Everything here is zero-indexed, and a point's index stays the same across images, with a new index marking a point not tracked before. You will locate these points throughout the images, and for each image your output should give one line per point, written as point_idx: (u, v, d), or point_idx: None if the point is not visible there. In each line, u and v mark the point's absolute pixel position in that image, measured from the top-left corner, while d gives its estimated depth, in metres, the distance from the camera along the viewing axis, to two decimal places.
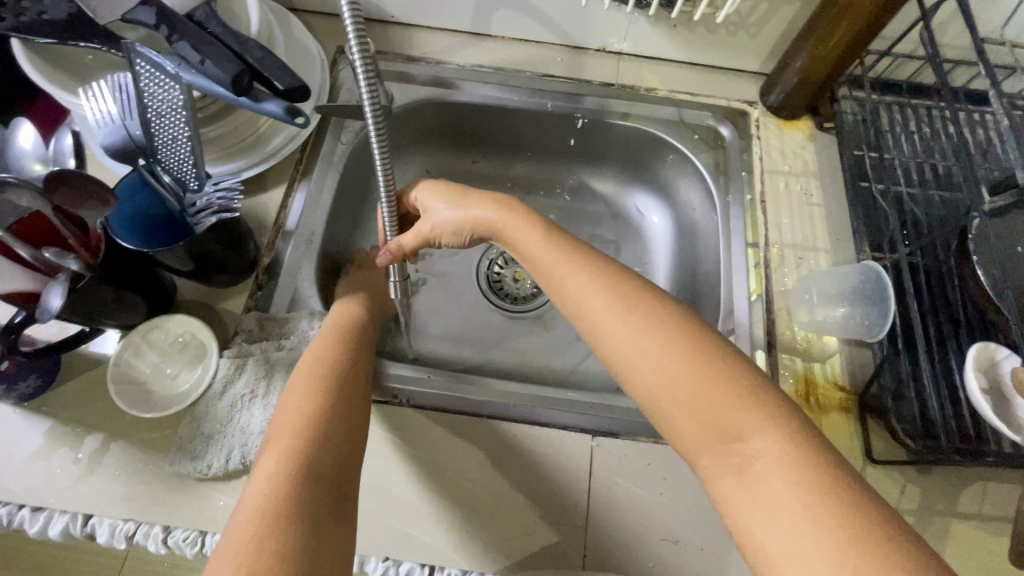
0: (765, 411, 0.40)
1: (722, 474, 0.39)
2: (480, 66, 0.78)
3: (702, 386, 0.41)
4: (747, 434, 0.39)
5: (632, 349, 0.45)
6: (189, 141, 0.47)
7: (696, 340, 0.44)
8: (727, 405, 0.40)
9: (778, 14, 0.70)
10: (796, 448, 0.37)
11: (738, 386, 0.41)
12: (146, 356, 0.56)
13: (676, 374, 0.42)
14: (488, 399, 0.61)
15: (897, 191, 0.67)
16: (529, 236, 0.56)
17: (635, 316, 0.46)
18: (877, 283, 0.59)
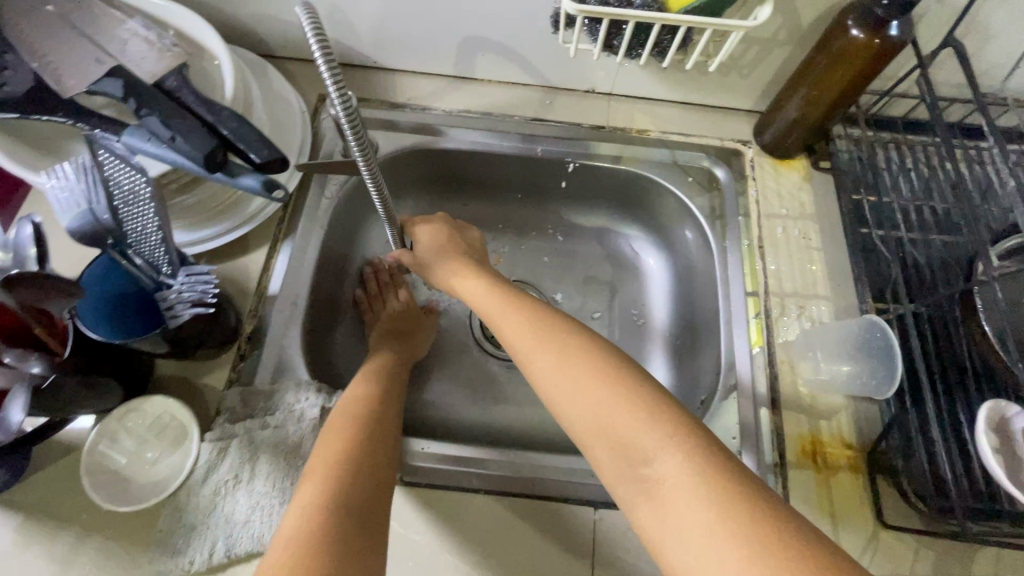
0: (667, 428, 0.39)
1: (635, 498, 0.38)
2: (467, 111, 0.76)
3: (613, 408, 0.42)
4: (654, 454, 0.38)
5: (555, 382, 0.46)
6: (159, 230, 0.46)
7: (605, 366, 0.45)
8: (633, 424, 0.40)
9: (771, 57, 0.68)
10: (700, 464, 0.37)
11: (648, 406, 0.41)
12: (122, 442, 0.53)
13: (587, 402, 0.43)
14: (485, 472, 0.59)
15: (897, 236, 0.66)
16: (476, 286, 0.60)
17: (556, 351, 0.48)
18: (883, 341, 0.57)
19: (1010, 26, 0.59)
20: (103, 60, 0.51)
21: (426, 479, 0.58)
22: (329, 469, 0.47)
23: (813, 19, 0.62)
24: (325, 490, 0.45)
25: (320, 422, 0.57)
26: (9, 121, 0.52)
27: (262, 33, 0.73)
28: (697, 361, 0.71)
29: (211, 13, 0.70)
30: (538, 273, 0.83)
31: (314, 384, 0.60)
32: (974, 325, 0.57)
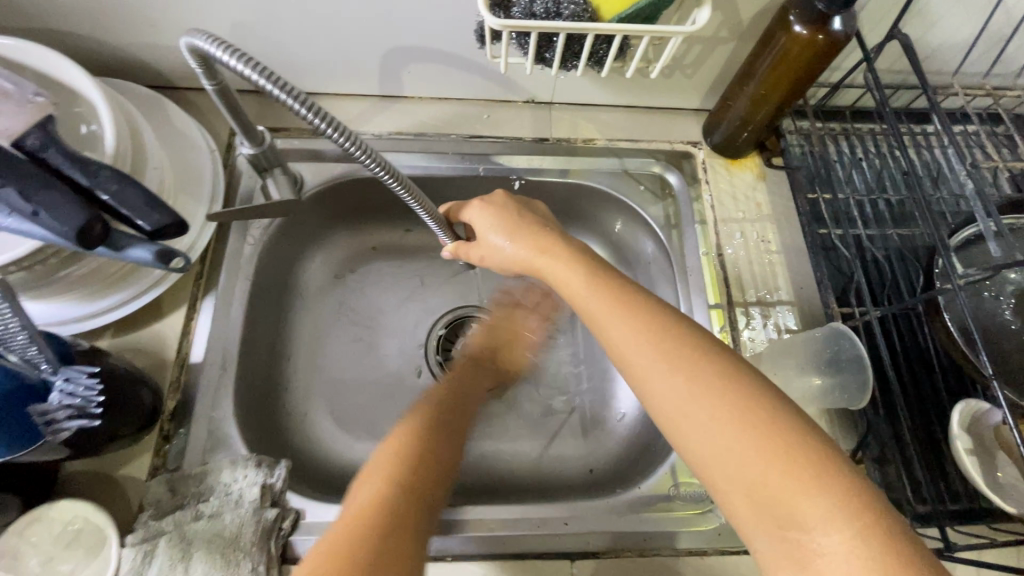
0: (832, 496, 0.34)
1: (778, 564, 0.34)
2: (398, 133, 0.70)
3: (761, 457, 0.36)
4: (813, 522, 0.33)
5: (682, 412, 0.40)
6: (24, 330, 0.39)
7: (754, 404, 0.38)
8: (786, 483, 0.35)
9: (714, 55, 0.64)
10: (874, 547, 0.32)
11: (807, 462, 0.35)
12: (28, 559, 0.46)
13: (734, 449, 0.37)
14: (454, 535, 0.53)
15: (855, 233, 0.64)
16: (569, 276, 0.50)
17: (684, 376, 0.40)
18: (851, 351, 0.54)
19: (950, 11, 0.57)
20: None
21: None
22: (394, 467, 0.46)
23: (753, 14, 0.59)
24: (388, 485, 0.44)
25: (261, 504, 0.51)
26: None
27: (156, 63, 0.65)
28: None
29: (91, 45, 0.62)
30: (495, 296, 0.78)
31: (252, 457, 0.54)
32: (937, 324, 0.55)
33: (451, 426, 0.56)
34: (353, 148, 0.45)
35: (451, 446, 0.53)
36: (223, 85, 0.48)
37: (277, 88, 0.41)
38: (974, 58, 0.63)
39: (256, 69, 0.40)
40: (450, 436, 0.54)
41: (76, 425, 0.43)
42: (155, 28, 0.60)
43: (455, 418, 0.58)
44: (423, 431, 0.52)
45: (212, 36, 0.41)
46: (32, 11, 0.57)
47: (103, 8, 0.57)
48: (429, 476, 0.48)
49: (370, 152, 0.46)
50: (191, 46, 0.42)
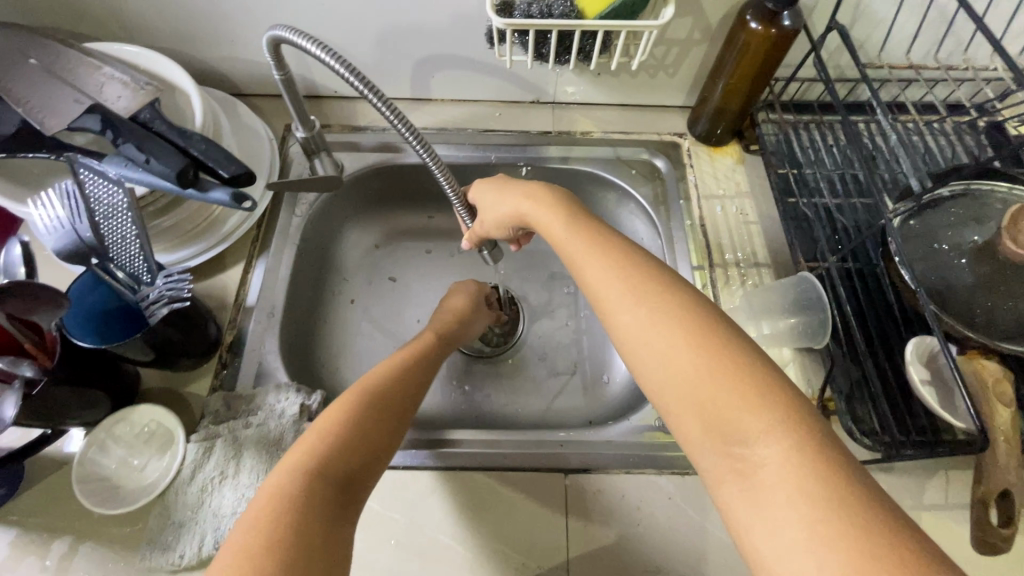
0: (775, 414, 0.36)
1: (723, 478, 0.36)
2: (424, 128, 0.83)
3: (713, 377, 0.39)
4: (755, 437, 0.36)
5: (642, 340, 0.43)
6: (137, 239, 0.51)
7: (714, 337, 0.41)
8: (734, 403, 0.37)
9: (691, 54, 0.75)
10: (810, 460, 0.34)
11: (753, 382, 0.38)
12: (112, 450, 0.56)
13: (692, 374, 0.39)
14: (462, 453, 0.61)
15: (823, 203, 0.72)
16: (552, 224, 0.55)
17: (650, 310, 0.43)
18: (811, 292, 0.62)
19: (890, 10, 0.67)
20: (81, 100, 0.57)
21: (401, 463, 0.60)
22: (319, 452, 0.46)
23: (719, 18, 0.69)
24: (293, 473, 0.44)
25: (299, 419, 0.60)
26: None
27: (230, 73, 0.80)
28: None
29: (180, 58, 0.78)
30: (507, 271, 0.89)
31: (293, 384, 0.63)
32: (893, 272, 0.62)
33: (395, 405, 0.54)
34: (387, 112, 0.56)
35: (382, 428, 0.52)
36: (288, 76, 0.60)
37: (358, 81, 0.53)
38: (922, 52, 0.72)
39: (338, 60, 0.52)
40: (384, 417, 0.52)
41: (164, 309, 0.51)
42: (231, 42, 0.75)
43: (404, 396, 0.56)
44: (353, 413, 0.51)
45: (294, 27, 0.53)
46: (139, 30, 0.73)
47: (192, 26, 0.73)
48: (348, 463, 0.47)
49: (397, 113, 0.56)
50: (270, 37, 0.55)
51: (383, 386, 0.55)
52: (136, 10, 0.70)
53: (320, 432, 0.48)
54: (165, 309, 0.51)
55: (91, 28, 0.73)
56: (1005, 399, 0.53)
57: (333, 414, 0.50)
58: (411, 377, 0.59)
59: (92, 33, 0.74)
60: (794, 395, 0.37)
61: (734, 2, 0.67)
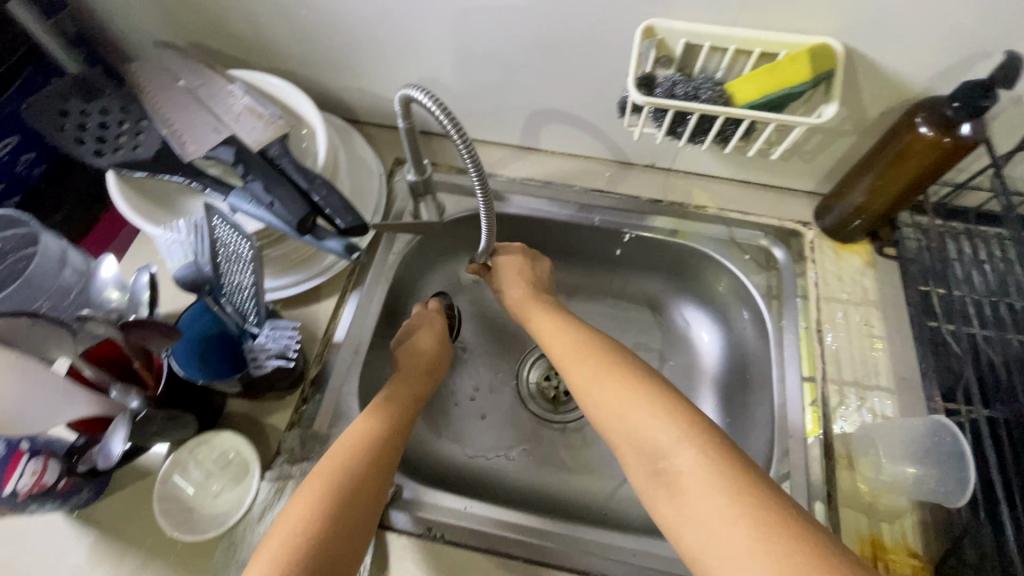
0: (685, 430, 0.45)
1: (661, 497, 0.43)
2: (529, 179, 0.80)
3: (632, 408, 0.48)
4: (675, 449, 0.44)
5: (599, 396, 0.52)
6: (254, 287, 0.53)
7: (635, 379, 0.51)
8: (653, 428, 0.46)
9: (836, 144, 0.68)
10: (712, 457, 0.42)
11: (667, 413, 0.47)
12: (191, 473, 0.57)
13: (619, 405, 0.50)
14: (529, 542, 0.59)
15: (970, 332, 0.63)
16: (533, 308, 0.67)
17: (593, 365, 0.55)
18: (953, 446, 0.54)
19: None
20: (219, 129, 0.59)
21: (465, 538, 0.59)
22: (291, 538, 0.43)
23: (880, 112, 0.62)
24: (305, 519, 0.45)
25: None
26: (138, 179, 0.61)
27: (351, 101, 0.81)
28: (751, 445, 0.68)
29: (307, 83, 0.79)
30: None
31: None
32: None
33: (362, 460, 0.51)
34: (466, 153, 0.52)
35: (353, 491, 0.49)
36: (413, 125, 0.59)
37: (456, 133, 0.51)
38: None
39: (457, 132, 0.51)
40: (357, 477, 0.50)
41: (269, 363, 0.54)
42: (357, 74, 0.76)
43: (377, 455, 0.52)
44: (322, 488, 0.48)
45: (423, 87, 0.53)
46: (275, 54, 0.75)
47: (325, 56, 0.74)
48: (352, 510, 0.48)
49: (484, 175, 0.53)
50: (401, 95, 0.55)
51: (348, 449, 0.52)
52: (279, 37, 0.72)
53: (313, 493, 0.47)
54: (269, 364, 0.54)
55: (233, 49, 0.76)
56: None
57: (303, 495, 0.47)
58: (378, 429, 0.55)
59: (232, 52, 0.77)
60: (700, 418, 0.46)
61: (902, 99, 0.60)
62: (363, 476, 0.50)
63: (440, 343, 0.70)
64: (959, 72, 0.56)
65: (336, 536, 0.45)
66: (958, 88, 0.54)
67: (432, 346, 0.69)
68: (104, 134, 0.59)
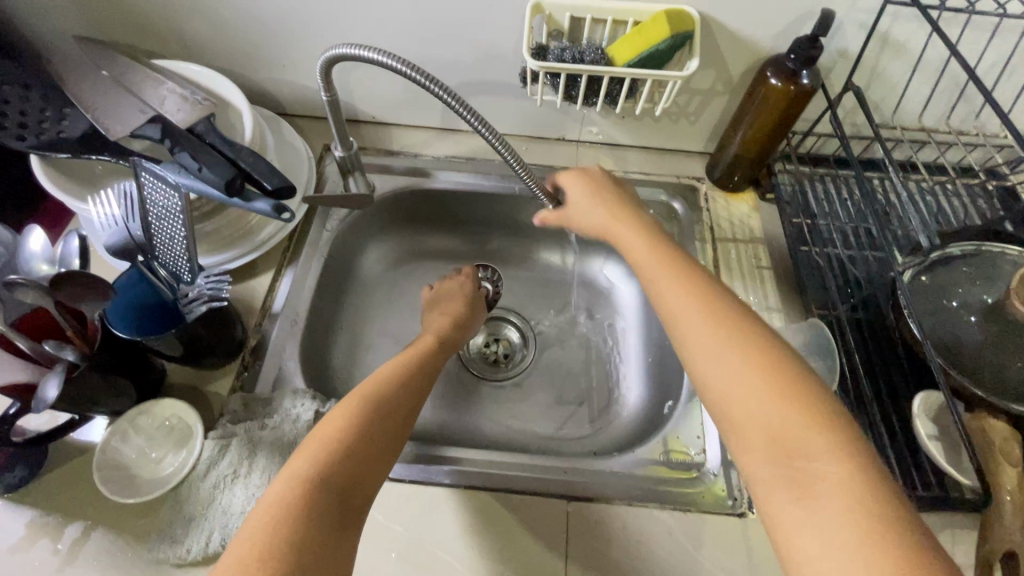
0: (829, 435, 0.38)
1: (778, 487, 0.38)
2: (453, 156, 0.87)
3: (765, 392, 0.41)
4: (812, 449, 0.38)
5: (715, 360, 0.44)
6: (184, 240, 0.54)
7: (757, 347, 0.44)
8: (796, 426, 0.39)
9: (713, 104, 0.78)
10: (861, 474, 0.36)
11: (816, 409, 0.40)
12: (133, 441, 0.58)
13: (748, 377, 0.42)
14: (469, 470, 0.62)
15: (835, 254, 0.74)
16: (632, 238, 0.59)
17: (705, 319, 0.46)
18: (820, 338, 0.64)
19: (905, 75, 0.70)
20: (145, 110, 0.62)
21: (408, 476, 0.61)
22: (323, 462, 0.47)
23: (741, 72, 0.73)
24: (299, 483, 0.44)
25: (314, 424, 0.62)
26: (63, 161, 0.62)
27: (277, 94, 0.86)
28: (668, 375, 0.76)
29: (233, 78, 0.83)
30: (522, 297, 0.91)
31: (310, 391, 0.65)
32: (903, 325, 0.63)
33: (393, 410, 0.56)
34: (471, 117, 0.59)
35: (380, 437, 0.52)
36: (335, 98, 0.65)
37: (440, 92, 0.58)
38: (932, 118, 0.75)
39: (447, 92, 0.58)
40: (383, 426, 0.53)
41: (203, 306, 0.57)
42: (280, 66, 0.81)
43: (405, 404, 0.57)
44: (354, 423, 0.51)
45: (360, 44, 0.58)
46: (198, 50, 0.79)
47: (247, 49, 0.78)
48: (347, 478, 0.47)
49: (484, 123, 0.59)
50: (326, 57, 0.60)
51: (380, 400, 0.56)
52: (201, 32, 0.76)
53: (315, 456, 0.47)
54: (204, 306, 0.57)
55: (155, 47, 0.79)
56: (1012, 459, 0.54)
57: (334, 425, 0.51)
58: (405, 388, 0.59)
59: (155, 50, 0.80)
60: (844, 423, 0.39)
61: (755, 59, 0.71)
62: (369, 457, 0.50)
63: (465, 303, 0.79)
64: (793, 31, 0.67)
65: (363, 467, 0.49)
66: (793, 43, 0.65)
67: (456, 304, 0.78)
68: (25, 121, 0.61)
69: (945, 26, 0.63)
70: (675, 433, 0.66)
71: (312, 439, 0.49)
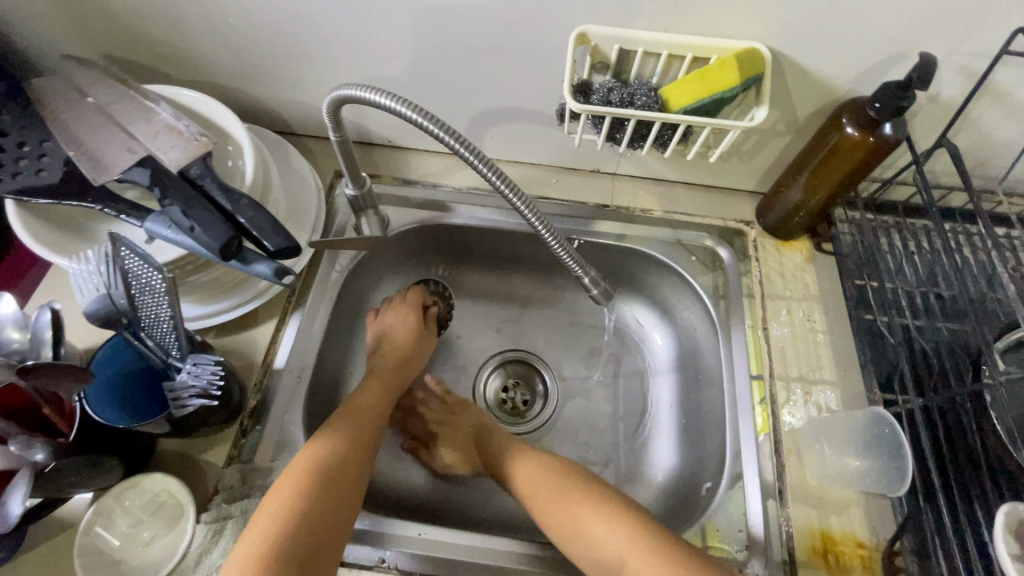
0: (649, 552, 0.50)
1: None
2: (476, 188, 0.79)
3: (585, 517, 0.55)
4: (619, 542, 0.52)
5: (561, 511, 0.56)
6: (170, 318, 0.48)
7: (563, 477, 0.59)
8: (628, 553, 0.51)
9: (771, 144, 0.69)
10: (659, 554, 0.50)
11: (631, 528, 0.52)
12: (119, 522, 0.53)
13: (548, 489, 0.59)
14: (449, 557, 0.57)
15: (904, 323, 0.65)
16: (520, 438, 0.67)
17: (554, 482, 0.59)
18: (891, 438, 0.56)
19: (1006, 125, 0.60)
20: (134, 150, 0.55)
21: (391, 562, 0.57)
22: (271, 536, 0.46)
23: (809, 113, 0.64)
24: (256, 557, 0.45)
25: None
26: (43, 206, 0.56)
27: (285, 112, 0.78)
28: (705, 446, 0.69)
29: (237, 95, 0.76)
30: (544, 341, 0.83)
31: None
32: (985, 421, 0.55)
33: (341, 464, 0.54)
34: (491, 174, 0.54)
35: (332, 495, 0.51)
36: (344, 137, 0.57)
37: (466, 150, 0.52)
38: None
39: (470, 151, 0.52)
40: (333, 482, 0.52)
41: (194, 402, 0.49)
42: (288, 84, 0.73)
43: (354, 455, 0.56)
44: (302, 487, 0.50)
45: (369, 85, 0.50)
46: (198, 66, 0.71)
47: (253, 66, 0.70)
48: (306, 542, 0.47)
49: (495, 168, 0.54)
50: (333, 97, 0.52)
51: (326, 454, 0.54)
52: (201, 48, 0.68)
53: (271, 523, 0.47)
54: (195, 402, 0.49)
55: (152, 61, 0.72)
56: None
57: (280, 493, 0.50)
58: (353, 437, 0.57)
59: (151, 65, 0.72)
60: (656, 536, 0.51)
61: (828, 100, 0.62)
62: (323, 514, 0.50)
63: (411, 335, 0.72)
64: (878, 73, 0.58)
65: (317, 530, 0.48)
66: (878, 90, 0.56)
67: (402, 338, 0.71)
68: (3, 159, 0.55)
69: None
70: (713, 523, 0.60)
71: (267, 503, 0.49)
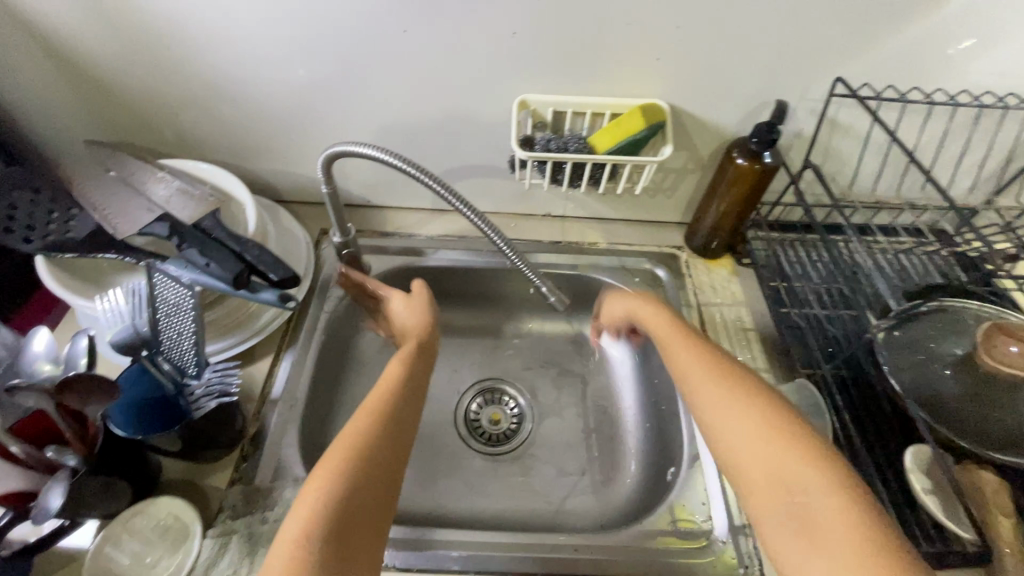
0: (818, 471, 0.47)
1: (783, 523, 0.47)
2: (445, 236, 0.90)
3: (755, 431, 0.52)
4: (805, 487, 0.47)
5: (723, 416, 0.54)
6: (191, 334, 0.57)
7: (761, 406, 0.53)
8: (795, 466, 0.48)
9: (686, 181, 0.85)
10: (849, 507, 0.45)
11: (794, 444, 0.50)
12: (126, 545, 0.55)
13: (719, 396, 0.55)
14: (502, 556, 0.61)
15: (812, 313, 0.77)
16: (660, 319, 0.68)
17: (717, 389, 0.56)
18: (812, 399, 0.67)
19: (856, 150, 0.77)
20: (153, 209, 0.65)
21: (425, 564, 0.60)
22: (330, 504, 0.48)
23: (710, 153, 0.80)
24: (314, 521, 0.46)
25: None
26: (68, 260, 0.64)
27: (276, 183, 0.90)
28: (662, 439, 0.78)
29: (234, 171, 0.87)
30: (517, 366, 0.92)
31: None
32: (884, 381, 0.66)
33: (380, 462, 0.53)
34: (474, 216, 0.66)
35: (381, 491, 0.51)
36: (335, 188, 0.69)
37: (450, 196, 0.64)
38: (887, 185, 0.81)
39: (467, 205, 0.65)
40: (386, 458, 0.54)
41: (214, 402, 0.58)
42: (279, 158, 0.85)
43: (389, 437, 0.56)
44: (359, 459, 0.52)
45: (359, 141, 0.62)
46: (201, 147, 0.83)
47: (249, 144, 0.83)
48: (361, 518, 0.48)
49: (479, 213, 0.66)
50: (327, 155, 0.64)
51: (373, 447, 0.53)
52: (205, 132, 0.81)
53: (332, 487, 0.49)
54: (215, 401, 0.58)
55: (160, 145, 0.83)
56: (1005, 509, 0.56)
57: (342, 460, 0.51)
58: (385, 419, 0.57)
59: (159, 148, 0.84)
60: (829, 455, 0.49)
61: (722, 141, 0.78)
62: (371, 494, 0.50)
63: None
64: (753, 118, 0.75)
65: (368, 509, 0.49)
66: (753, 129, 0.72)
67: None
68: (31, 221, 0.62)
69: (883, 112, 0.72)
70: (680, 500, 0.66)
71: (327, 466, 0.51)
